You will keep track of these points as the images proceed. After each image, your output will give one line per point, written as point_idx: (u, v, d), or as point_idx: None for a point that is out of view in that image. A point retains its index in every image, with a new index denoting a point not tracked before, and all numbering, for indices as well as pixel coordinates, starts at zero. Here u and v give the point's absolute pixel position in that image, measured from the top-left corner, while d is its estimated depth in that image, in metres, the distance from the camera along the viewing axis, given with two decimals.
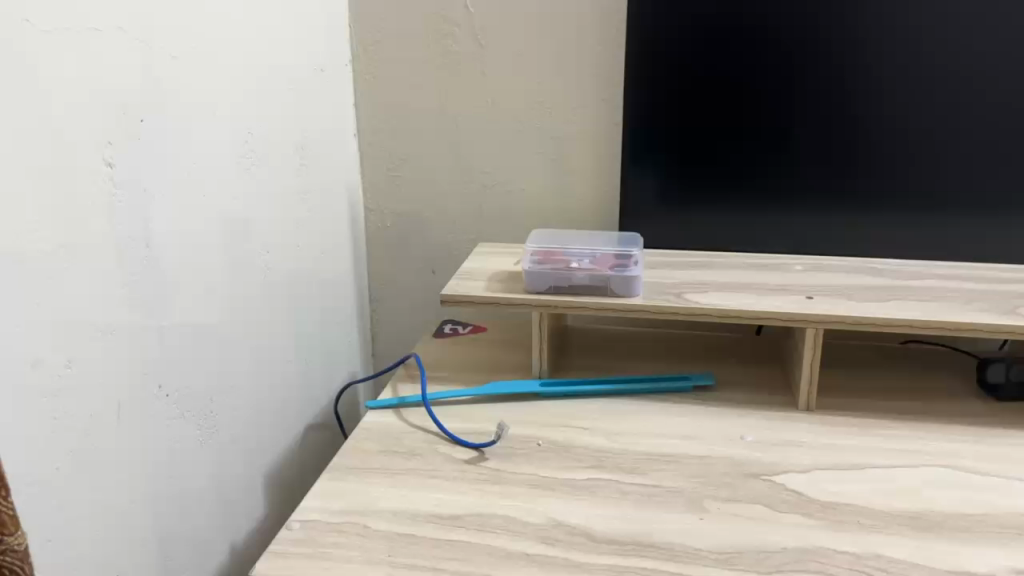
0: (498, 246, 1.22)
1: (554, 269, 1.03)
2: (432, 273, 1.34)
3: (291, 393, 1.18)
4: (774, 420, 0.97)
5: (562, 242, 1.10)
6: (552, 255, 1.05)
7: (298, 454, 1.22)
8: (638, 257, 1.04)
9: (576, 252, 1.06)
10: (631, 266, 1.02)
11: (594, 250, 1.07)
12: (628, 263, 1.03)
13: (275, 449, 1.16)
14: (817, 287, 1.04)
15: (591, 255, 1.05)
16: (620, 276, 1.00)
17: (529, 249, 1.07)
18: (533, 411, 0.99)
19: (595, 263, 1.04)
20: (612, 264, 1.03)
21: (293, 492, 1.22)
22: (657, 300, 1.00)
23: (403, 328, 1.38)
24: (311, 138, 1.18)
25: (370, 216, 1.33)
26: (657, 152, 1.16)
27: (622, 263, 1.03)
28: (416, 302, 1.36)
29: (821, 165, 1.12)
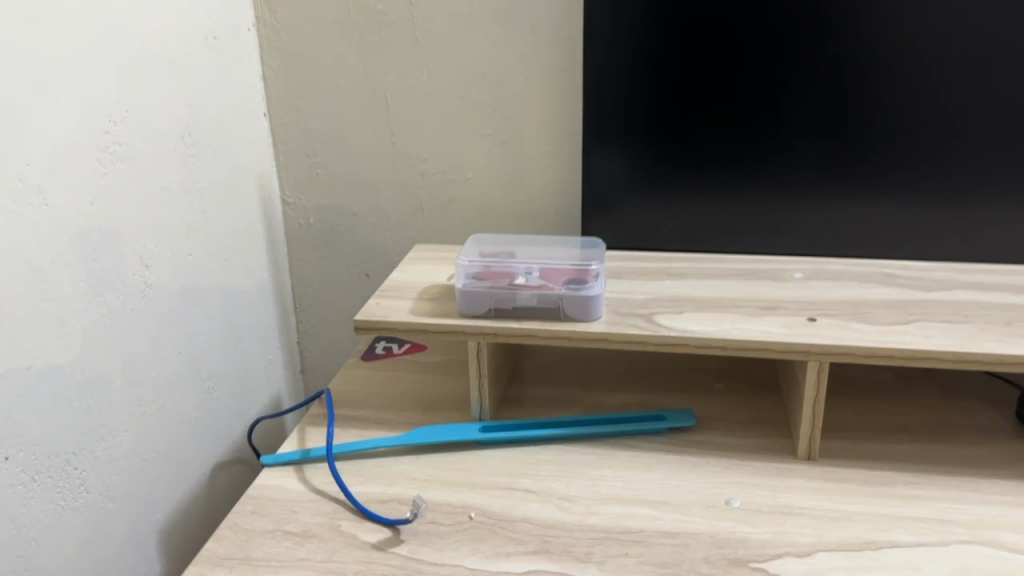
0: (436, 248, 1.01)
1: (495, 286, 0.82)
2: (366, 277, 1.14)
3: (188, 432, 0.99)
4: (767, 476, 0.78)
5: (505, 251, 0.89)
6: (491, 266, 0.85)
7: (202, 501, 1.03)
8: (599, 268, 0.84)
9: (522, 263, 0.86)
10: (592, 280, 0.82)
11: (544, 261, 0.87)
12: (587, 277, 0.83)
13: (170, 497, 0.97)
14: (820, 304, 0.84)
15: (541, 268, 0.85)
16: (578, 296, 0.80)
17: (464, 261, 0.86)
18: (468, 467, 0.80)
19: (545, 278, 0.83)
20: (567, 278, 0.83)
21: (197, 545, 1.03)
22: (621, 325, 0.80)
23: (335, 342, 1.18)
24: (204, 123, 0.96)
25: (288, 211, 1.12)
26: (627, 137, 0.94)
27: (579, 277, 0.83)
28: (349, 312, 1.16)
29: (826, 150, 0.90)
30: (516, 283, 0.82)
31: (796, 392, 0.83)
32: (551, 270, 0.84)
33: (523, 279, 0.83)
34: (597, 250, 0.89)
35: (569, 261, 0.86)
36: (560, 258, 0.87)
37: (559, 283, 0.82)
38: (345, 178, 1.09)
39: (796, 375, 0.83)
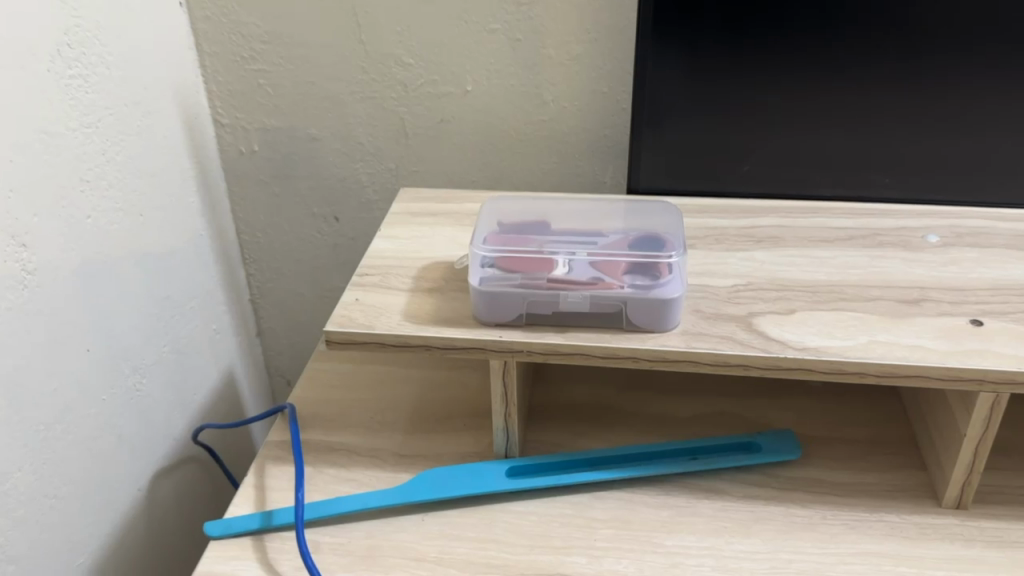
0: (429, 194, 0.75)
1: (527, 281, 0.57)
2: (335, 220, 0.87)
3: (108, 446, 0.75)
4: (909, 539, 0.57)
5: (531, 220, 0.63)
6: (518, 250, 0.59)
7: (146, 523, 0.81)
8: (672, 251, 0.59)
9: (560, 245, 0.61)
10: (665, 272, 0.57)
11: (589, 238, 0.61)
12: (657, 266, 0.58)
13: (95, 531, 0.74)
14: (976, 293, 0.60)
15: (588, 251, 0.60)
16: (649, 296, 0.56)
17: (478, 242, 0.60)
18: (497, 536, 0.58)
19: (596, 267, 0.58)
20: (628, 267, 0.58)
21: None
22: (708, 337, 0.56)
23: (299, 299, 0.93)
24: (88, 25, 0.66)
25: (223, 135, 0.83)
26: (704, 52, 0.64)
27: (645, 266, 0.58)
28: (315, 264, 0.91)
29: (993, 64, 0.62)
30: (558, 277, 0.57)
31: (938, 419, 0.61)
32: (604, 254, 0.59)
33: (565, 272, 0.58)
34: (660, 214, 0.64)
35: (625, 239, 0.61)
36: (611, 231, 0.62)
37: (617, 276, 0.57)
38: (298, 90, 0.80)
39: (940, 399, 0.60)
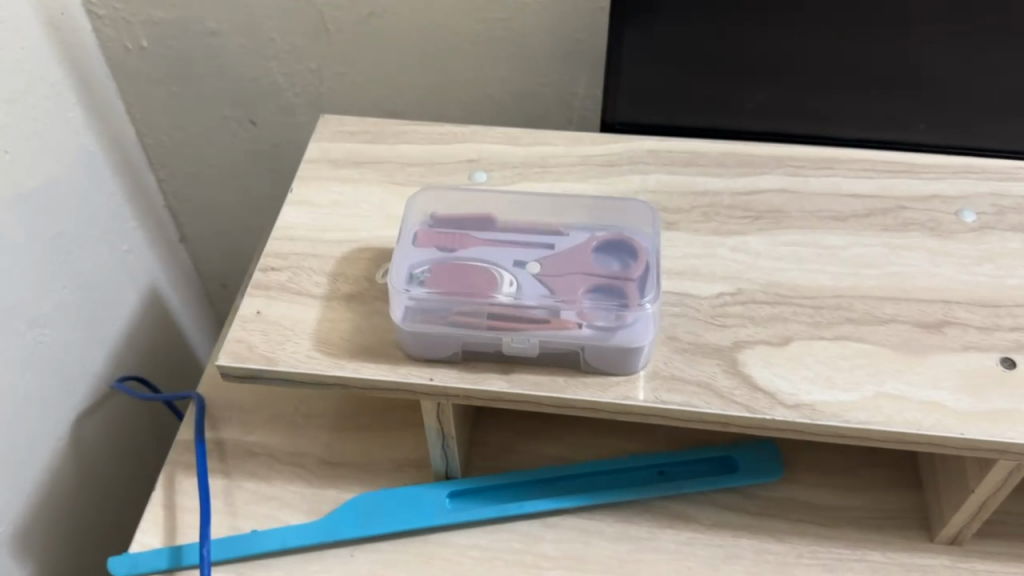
0: (354, 129, 0.61)
1: (459, 319, 0.46)
2: (252, 125, 0.73)
3: (17, 414, 0.66)
4: None
5: (474, 217, 0.51)
6: (453, 269, 0.47)
7: (75, 469, 0.75)
8: (645, 270, 0.48)
9: (506, 253, 0.49)
10: (634, 300, 0.46)
11: (545, 244, 0.49)
12: (624, 290, 0.46)
13: (15, 501, 0.68)
14: (1011, 311, 0.49)
15: (540, 264, 0.48)
16: (609, 343, 0.45)
17: (405, 255, 0.48)
18: None
19: (548, 290, 0.47)
20: (588, 291, 0.47)
21: (79, 520, 0.76)
22: (682, 385, 0.46)
23: (223, 205, 0.81)
24: None
25: (102, 28, 0.67)
26: None
27: (610, 288, 0.47)
28: (235, 170, 0.77)
29: None
30: (498, 313, 0.46)
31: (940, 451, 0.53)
32: (560, 274, 0.47)
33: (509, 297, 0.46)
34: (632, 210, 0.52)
35: (589, 246, 0.49)
36: (572, 234, 0.50)
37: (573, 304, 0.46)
38: None
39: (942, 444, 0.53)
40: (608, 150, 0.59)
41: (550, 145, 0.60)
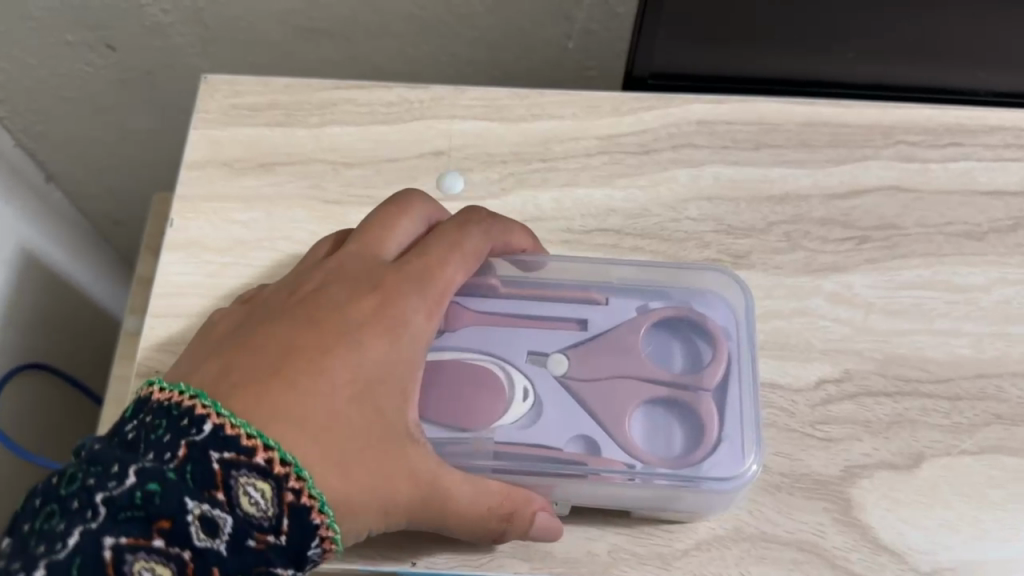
0: (260, 101, 0.41)
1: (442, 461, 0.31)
2: (111, 50, 0.51)
3: None
4: None
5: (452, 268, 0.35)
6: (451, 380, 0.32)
7: (19, 520, 0.59)
8: (725, 371, 0.32)
9: (513, 340, 0.33)
10: (711, 431, 0.31)
11: (572, 325, 0.34)
12: (696, 411, 0.31)
13: None
14: None
15: (567, 359, 0.33)
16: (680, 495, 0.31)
17: None
18: None
19: (580, 408, 0.32)
20: (639, 409, 0.32)
21: None
22: (778, 550, 0.32)
23: (93, 139, 0.60)
24: None
25: None
26: None
27: (674, 406, 0.32)
28: (99, 102, 0.56)
29: None
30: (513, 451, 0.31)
31: None
32: (601, 383, 0.32)
33: (524, 422, 0.32)
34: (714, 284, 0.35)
35: (640, 329, 0.33)
36: (612, 303, 0.34)
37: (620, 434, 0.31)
38: None
39: None
40: (637, 126, 0.40)
41: (551, 119, 0.41)
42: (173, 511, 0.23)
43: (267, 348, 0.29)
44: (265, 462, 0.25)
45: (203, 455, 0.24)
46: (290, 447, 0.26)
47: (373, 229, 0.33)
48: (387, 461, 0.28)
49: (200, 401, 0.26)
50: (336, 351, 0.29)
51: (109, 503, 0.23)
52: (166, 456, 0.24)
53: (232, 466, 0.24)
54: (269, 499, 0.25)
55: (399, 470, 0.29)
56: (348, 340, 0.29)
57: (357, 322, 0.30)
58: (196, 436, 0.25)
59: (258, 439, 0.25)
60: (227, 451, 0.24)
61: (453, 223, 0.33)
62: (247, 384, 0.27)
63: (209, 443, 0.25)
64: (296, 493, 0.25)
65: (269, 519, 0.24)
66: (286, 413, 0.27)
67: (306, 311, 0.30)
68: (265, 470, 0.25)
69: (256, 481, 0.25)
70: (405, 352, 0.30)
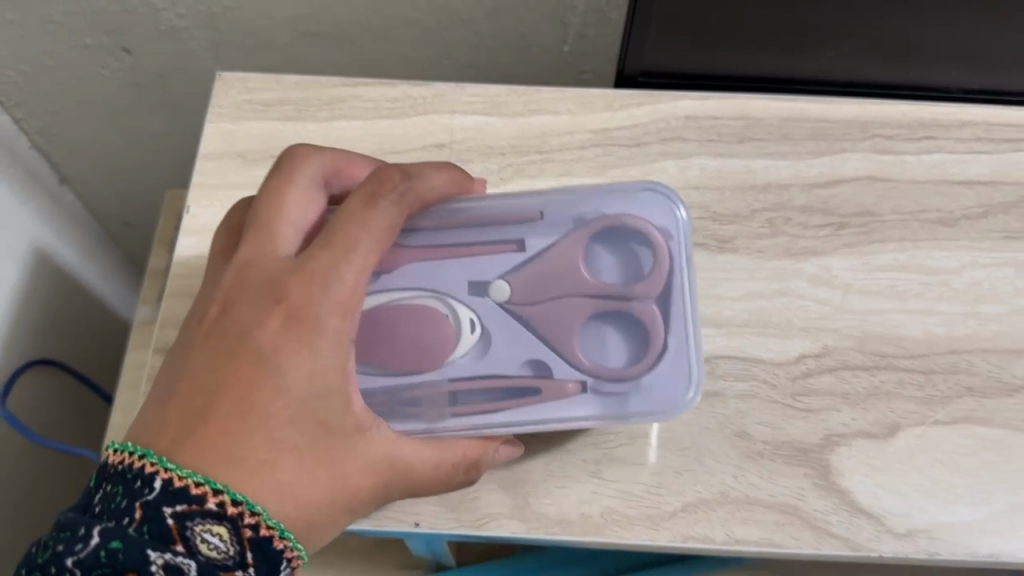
0: (272, 96, 0.43)
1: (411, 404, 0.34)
2: (128, 55, 0.53)
3: None
4: None
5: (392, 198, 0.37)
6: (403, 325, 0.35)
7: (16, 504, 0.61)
8: (663, 279, 0.35)
9: (458, 272, 0.36)
10: (654, 339, 0.34)
11: (512, 247, 0.37)
12: (639, 321, 0.34)
13: None
14: None
15: (509, 285, 0.36)
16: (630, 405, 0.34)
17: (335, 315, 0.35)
18: None
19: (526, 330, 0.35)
20: (587, 324, 0.35)
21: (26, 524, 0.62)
22: (762, 513, 0.34)
23: (106, 142, 0.63)
24: None
25: None
26: None
27: (616, 317, 0.35)
28: (114, 105, 0.58)
29: None
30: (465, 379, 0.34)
31: None
32: (548, 306, 0.35)
33: (474, 353, 0.35)
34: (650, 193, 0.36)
35: (580, 246, 0.36)
36: (547, 218, 0.37)
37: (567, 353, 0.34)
38: None
39: None
40: (629, 121, 0.43)
41: (548, 114, 0.43)
42: (138, 566, 0.26)
43: (195, 388, 0.31)
44: (216, 506, 0.28)
45: (156, 513, 0.28)
46: (238, 487, 0.29)
47: (274, 228, 0.34)
48: (335, 459, 0.31)
49: (146, 462, 0.29)
50: (261, 380, 0.30)
51: (82, 566, 0.27)
52: (124, 518, 0.27)
53: (185, 517, 0.28)
54: (227, 540, 0.28)
55: (349, 466, 0.32)
56: (265, 365, 0.31)
57: (271, 342, 0.31)
58: (148, 495, 0.28)
59: (205, 486, 0.28)
60: (179, 504, 0.28)
61: (357, 198, 0.33)
62: (183, 436, 0.29)
63: (161, 501, 0.28)
64: (255, 526, 0.29)
65: (231, 558, 0.28)
66: (231, 457, 0.29)
67: (224, 339, 0.32)
68: (217, 513, 0.28)
69: (210, 525, 0.28)
70: (325, 356, 0.31)
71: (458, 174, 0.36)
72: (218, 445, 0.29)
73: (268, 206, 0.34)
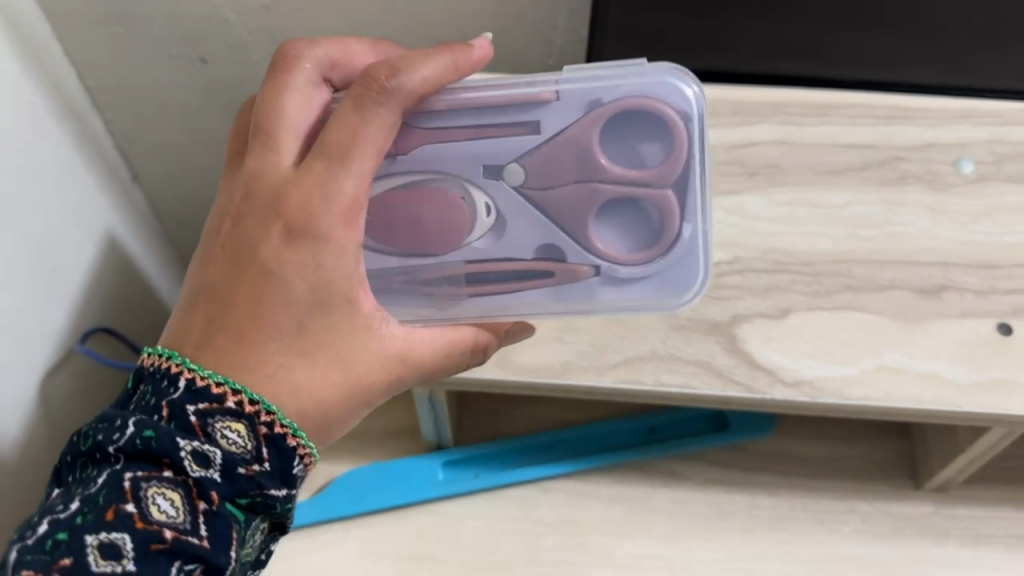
0: None
1: (428, 285, 0.40)
2: (202, 65, 0.68)
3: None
4: (879, 537, 0.53)
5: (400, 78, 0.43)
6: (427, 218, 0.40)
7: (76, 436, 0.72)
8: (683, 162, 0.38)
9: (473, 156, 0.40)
10: (670, 224, 0.38)
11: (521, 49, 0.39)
12: (654, 202, 0.39)
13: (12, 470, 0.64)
14: (1011, 273, 0.49)
15: (522, 168, 0.40)
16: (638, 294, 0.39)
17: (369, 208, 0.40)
18: (432, 550, 0.52)
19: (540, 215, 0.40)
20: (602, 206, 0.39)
21: None
22: (681, 366, 0.45)
23: (176, 143, 0.76)
24: None
25: None
26: None
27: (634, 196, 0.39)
28: (186, 109, 0.73)
29: None
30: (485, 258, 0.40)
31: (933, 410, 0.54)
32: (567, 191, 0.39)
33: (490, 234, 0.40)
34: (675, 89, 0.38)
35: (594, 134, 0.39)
36: (562, 97, 0.39)
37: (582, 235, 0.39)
38: None
39: (941, 439, 0.52)
40: None
41: None
42: (169, 450, 0.34)
43: (214, 297, 0.37)
44: (236, 404, 0.35)
45: (181, 409, 0.35)
46: (254, 386, 0.36)
47: (275, 135, 0.40)
48: (343, 352, 0.37)
49: (172, 360, 0.36)
50: (271, 291, 0.36)
51: (122, 453, 0.34)
52: (155, 413, 0.35)
53: (207, 414, 0.35)
54: (245, 436, 0.35)
55: (357, 357, 0.38)
56: (270, 274, 0.37)
57: (276, 257, 0.37)
58: (173, 395, 0.35)
59: (225, 386, 0.35)
60: (201, 402, 0.35)
61: (349, 103, 0.37)
62: (207, 342, 0.36)
63: (186, 398, 0.35)
64: (270, 423, 0.36)
65: (249, 452, 0.35)
66: (248, 355, 0.36)
67: (235, 252, 0.38)
68: (236, 412, 0.35)
69: (231, 423, 0.35)
70: (324, 266, 0.37)
71: (450, 64, 0.38)
72: (237, 344, 0.36)
73: (267, 109, 0.40)
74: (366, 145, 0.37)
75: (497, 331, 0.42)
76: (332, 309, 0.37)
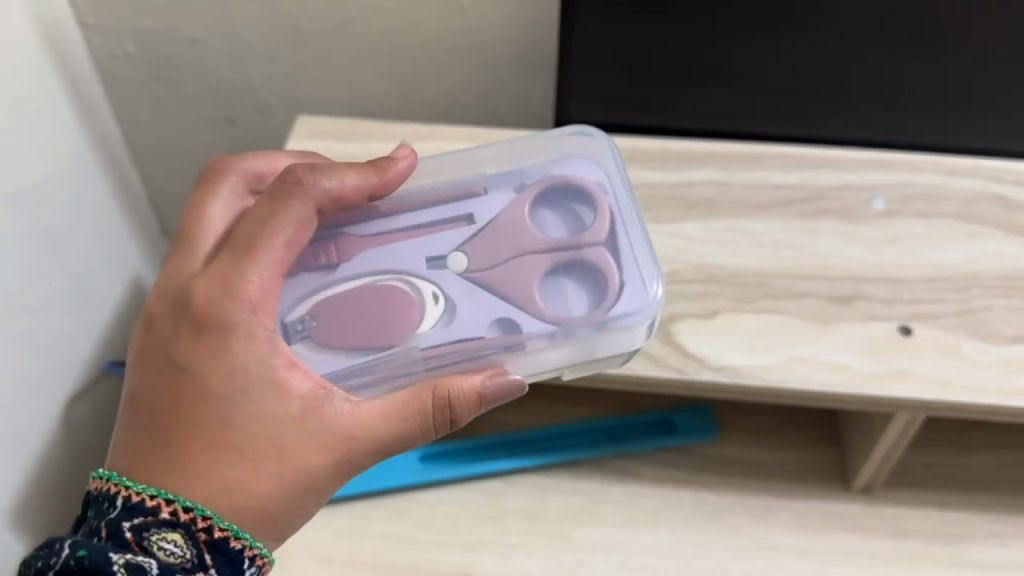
0: (330, 128, 0.67)
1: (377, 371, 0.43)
2: (231, 123, 0.79)
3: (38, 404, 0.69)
4: (811, 528, 0.58)
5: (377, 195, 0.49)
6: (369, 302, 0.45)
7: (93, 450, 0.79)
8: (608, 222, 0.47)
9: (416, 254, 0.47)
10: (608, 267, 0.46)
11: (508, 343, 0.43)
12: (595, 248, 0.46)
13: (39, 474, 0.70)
14: (912, 286, 0.56)
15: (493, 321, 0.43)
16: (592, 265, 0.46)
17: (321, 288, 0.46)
18: (408, 529, 0.58)
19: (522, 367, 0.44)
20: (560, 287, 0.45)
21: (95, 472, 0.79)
22: None
23: None
24: None
25: (93, 37, 0.72)
26: None
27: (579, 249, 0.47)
28: None
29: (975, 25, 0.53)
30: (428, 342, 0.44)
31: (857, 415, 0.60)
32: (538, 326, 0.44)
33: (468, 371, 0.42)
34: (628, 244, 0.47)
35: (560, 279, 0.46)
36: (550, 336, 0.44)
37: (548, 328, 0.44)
38: None
39: (862, 439, 0.59)
40: None
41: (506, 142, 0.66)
42: (105, 564, 0.36)
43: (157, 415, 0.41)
44: (172, 515, 0.38)
45: (120, 528, 0.38)
46: (189, 493, 0.39)
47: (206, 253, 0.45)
48: (276, 438, 0.40)
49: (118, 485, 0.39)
50: (198, 389, 0.40)
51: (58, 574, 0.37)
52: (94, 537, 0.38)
53: (142, 529, 0.38)
54: (184, 545, 0.38)
55: (296, 440, 0.40)
56: (199, 376, 0.40)
57: (204, 360, 0.40)
58: (114, 513, 0.39)
59: (161, 499, 0.39)
60: (137, 517, 0.38)
61: (259, 206, 0.43)
62: (150, 458, 0.40)
63: (124, 516, 0.38)
64: (207, 528, 0.38)
65: (189, 560, 0.38)
66: (183, 464, 0.39)
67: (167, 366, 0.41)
68: (173, 522, 0.38)
69: (167, 533, 0.38)
70: (240, 355, 0.40)
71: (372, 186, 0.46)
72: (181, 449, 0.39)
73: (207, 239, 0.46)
74: (270, 245, 0.42)
75: (478, 395, 0.41)
76: (252, 394, 0.40)
